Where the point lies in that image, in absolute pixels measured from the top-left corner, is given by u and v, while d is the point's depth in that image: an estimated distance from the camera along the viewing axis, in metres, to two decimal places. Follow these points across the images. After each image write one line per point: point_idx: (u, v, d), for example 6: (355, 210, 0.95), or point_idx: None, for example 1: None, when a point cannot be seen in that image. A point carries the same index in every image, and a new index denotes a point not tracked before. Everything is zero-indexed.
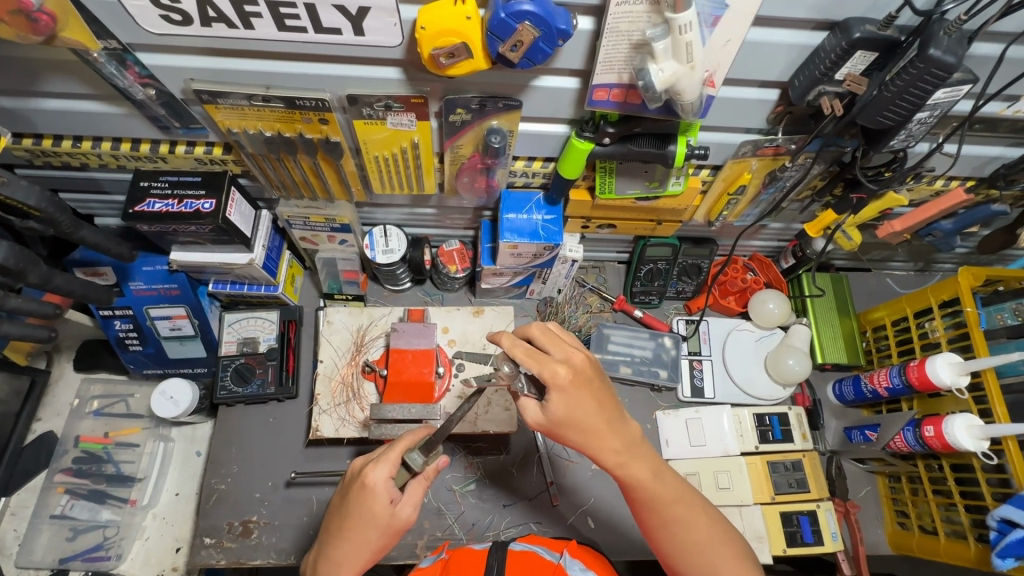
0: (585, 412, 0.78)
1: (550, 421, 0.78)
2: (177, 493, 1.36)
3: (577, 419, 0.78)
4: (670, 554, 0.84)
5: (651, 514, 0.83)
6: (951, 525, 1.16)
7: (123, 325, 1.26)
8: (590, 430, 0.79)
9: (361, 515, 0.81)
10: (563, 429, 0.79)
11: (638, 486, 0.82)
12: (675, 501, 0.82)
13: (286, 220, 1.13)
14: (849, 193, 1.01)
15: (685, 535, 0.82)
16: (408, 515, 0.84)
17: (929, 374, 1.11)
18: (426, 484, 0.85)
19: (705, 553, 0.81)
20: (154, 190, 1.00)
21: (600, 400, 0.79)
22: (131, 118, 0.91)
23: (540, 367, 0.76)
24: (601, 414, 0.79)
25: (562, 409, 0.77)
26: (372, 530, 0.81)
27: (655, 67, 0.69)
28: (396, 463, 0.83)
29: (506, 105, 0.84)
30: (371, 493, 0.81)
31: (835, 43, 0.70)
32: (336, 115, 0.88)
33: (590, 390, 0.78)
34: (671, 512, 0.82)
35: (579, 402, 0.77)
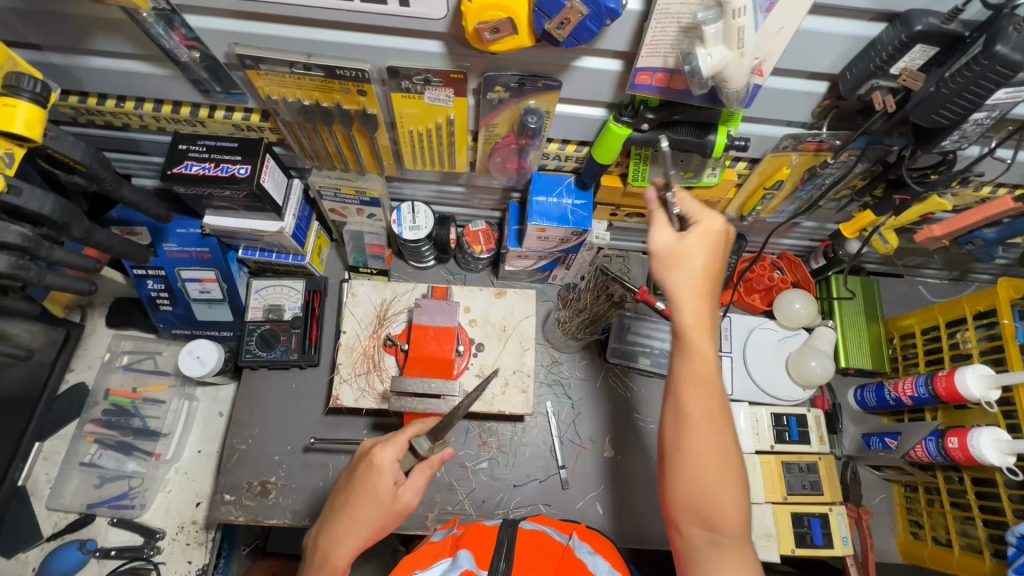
0: (701, 264, 0.82)
1: (675, 246, 0.83)
2: (199, 451, 1.41)
3: (689, 272, 0.82)
4: (678, 447, 0.80)
5: (694, 400, 0.80)
6: (966, 538, 1.14)
7: (155, 285, 1.29)
8: (694, 286, 0.82)
9: (364, 494, 0.86)
10: (675, 257, 0.82)
11: (693, 362, 0.81)
12: (716, 396, 0.80)
13: (316, 190, 1.15)
14: (891, 194, 0.98)
15: (707, 441, 0.79)
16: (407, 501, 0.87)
17: (958, 385, 1.09)
18: (429, 473, 0.87)
19: (707, 471, 0.78)
20: (192, 153, 1.02)
21: (713, 268, 0.83)
22: (174, 80, 0.92)
23: (700, 211, 0.83)
24: (711, 281, 0.83)
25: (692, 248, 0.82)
26: (373, 508, 0.85)
27: (703, 52, 0.67)
28: (403, 446, 0.88)
29: (545, 85, 0.83)
30: (377, 472, 0.86)
31: (893, 36, 0.68)
32: (375, 87, 0.88)
33: (715, 250, 0.84)
34: (707, 412, 0.80)
35: (705, 256, 0.82)
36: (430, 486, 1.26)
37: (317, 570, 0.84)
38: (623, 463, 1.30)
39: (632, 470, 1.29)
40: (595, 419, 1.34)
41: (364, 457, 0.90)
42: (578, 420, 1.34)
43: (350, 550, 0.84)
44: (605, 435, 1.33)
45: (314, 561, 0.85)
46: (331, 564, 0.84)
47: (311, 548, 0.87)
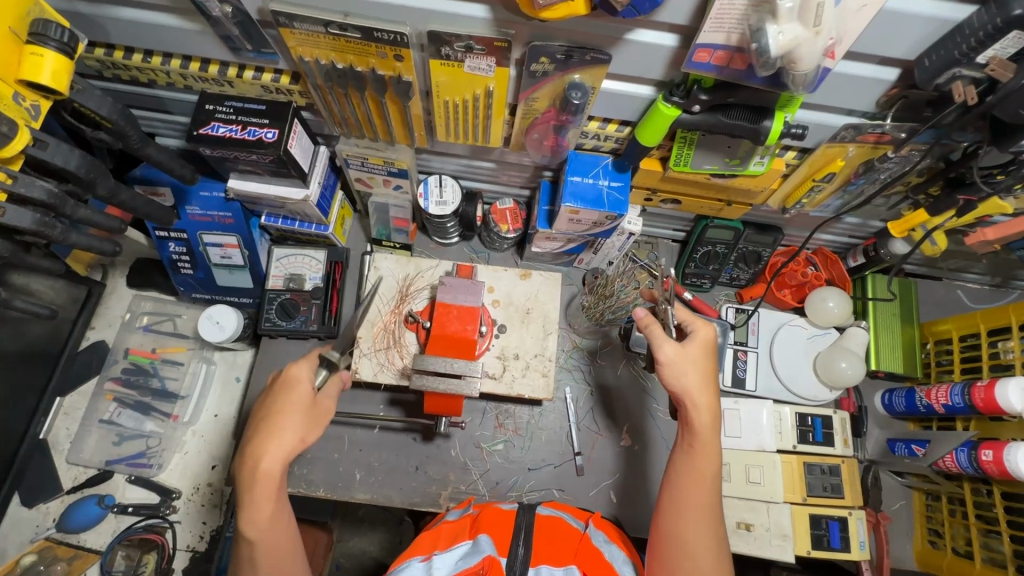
0: (701, 369, 0.94)
1: (679, 354, 0.94)
2: (215, 415, 1.41)
3: (688, 376, 0.93)
4: (676, 537, 0.86)
5: (695, 492, 0.88)
6: (989, 552, 1.11)
7: (176, 248, 1.28)
8: (691, 390, 0.93)
9: (285, 406, 0.88)
10: (688, 365, 0.93)
11: (700, 454, 0.91)
12: (711, 486, 0.90)
13: (343, 159, 1.11)
14: (952, 193, 0.92)
15: (703, 532, 0.86)
16: (328, 407, 0.93)
17: (997, 397, 1.05)
18: (341, 383, 0.95)
19: (696, 560, 0.84)
20: (219, 114, 0.99)
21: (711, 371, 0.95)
22: (204, 36, 0.88)
23: (695, 320, 0.98)
24: (711, 383, 0.94)
25: (693, 354, 0.94)
26: (297, 415, 0.87)
27: (774, 28, 0.62)
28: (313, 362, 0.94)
29: (594, 58, 0.78)
30: (289, 392, 0.89)
31: (985, 20, 0.62)
32: (412, 53, 0.83)
33: (713, 355, 0.97)
34: (702, 500, 0.88)
35: (701, 364, 0.94)
36: (444, 464, 1.25)
37: (254, 486, 0.82)
38: (639, 453, 1.28)
39: (648, 461, 1.27)
40: (614, 408, 1.32)
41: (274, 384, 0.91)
42: (596, 408, 1.32)
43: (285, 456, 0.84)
44: (623, 424, 1.31)
45: (254, 484, 0.82)
46: (268, 476, 0.83)
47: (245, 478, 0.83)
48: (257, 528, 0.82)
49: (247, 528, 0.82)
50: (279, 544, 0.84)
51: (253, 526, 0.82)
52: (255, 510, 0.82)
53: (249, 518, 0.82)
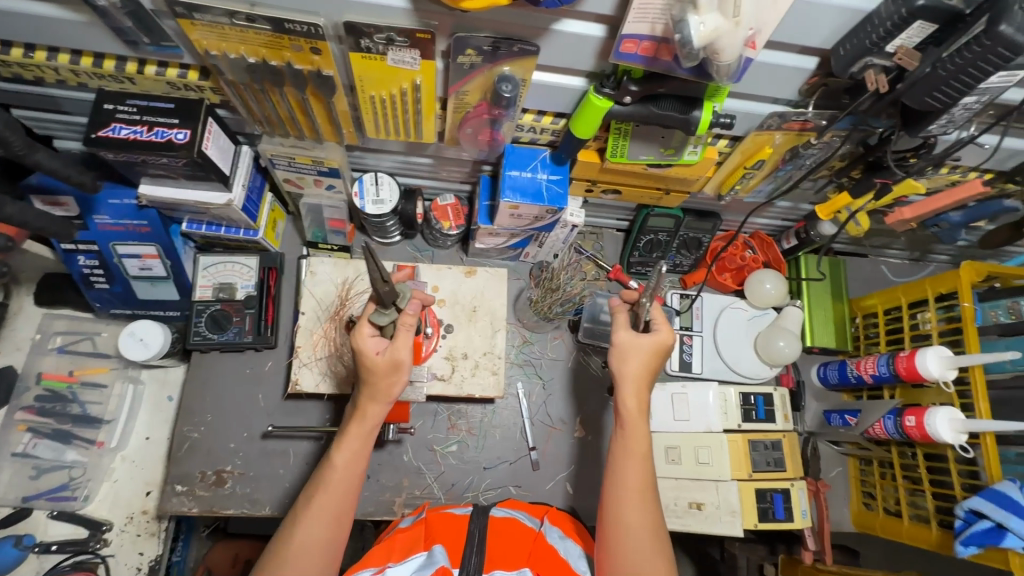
0: (642, 362, 0.97)
1: (627, 341, 0.98)
2: (146, 438, 1.32)
3: (627, 364, 0.97)
4: (617, 522, 0.87)
5: (633, 473, 0.91)
6: (915, 509, 1.19)
7: (87, 261, 1.17)
8: (629, 377, 0.97)
9: (364, 364, 0.90)
10: (633, 356, 0.97)
11: (626, 437, 0.94)
12: (642, 465, 0.92)
13: (268, 159, 1.05)
14: (871, 175, 0.96)
15: (642, 513, 0.87)
16: (403, 359, 0.89)
17: (918, 366, 1.12)
18: (407, 331, 0.89)
19: (632, 539, 0.85)
20: (120, 114, 0.90)
21: (652, 366, 0.98)
22: (93, 28, 0.79)
23: (661, 326, 1.00)
24: (646, 370, 0.98)
25: (644, 345, 0.97)
26: (378, 371, 0.89)
27: (696, 19, 0.62)
28: (371, 322, 0.91)
29: (521, 49, 0.76)
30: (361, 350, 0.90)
31: (892, 10, 0.64)
32: (330, 45, 0.78)
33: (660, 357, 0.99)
34: (634, 482, 0.90)
35: (642, 354, 0.98)
36: (397, 470, 1.22)
37: (348, 425, 0.91)
38: (593, 443, 1.29)
39: (602, 450, 1.28)
40: (567, 399, 1.32)
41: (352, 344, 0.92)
42: (549, 401, 1.32)
43: (381, 405, 0.91)
44: (576, 416, 1.31)
45: (351, 421, 0.92)
46: (362, 414, 0.91)
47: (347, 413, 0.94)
48: (343, 455, 0.89)
49: (336, 454, 0.89)
50: (355, 477, 0.90)
51: (342, 452, 0.89)
52: (347, 439, 0.90)
53: (338, 447, 0.90)
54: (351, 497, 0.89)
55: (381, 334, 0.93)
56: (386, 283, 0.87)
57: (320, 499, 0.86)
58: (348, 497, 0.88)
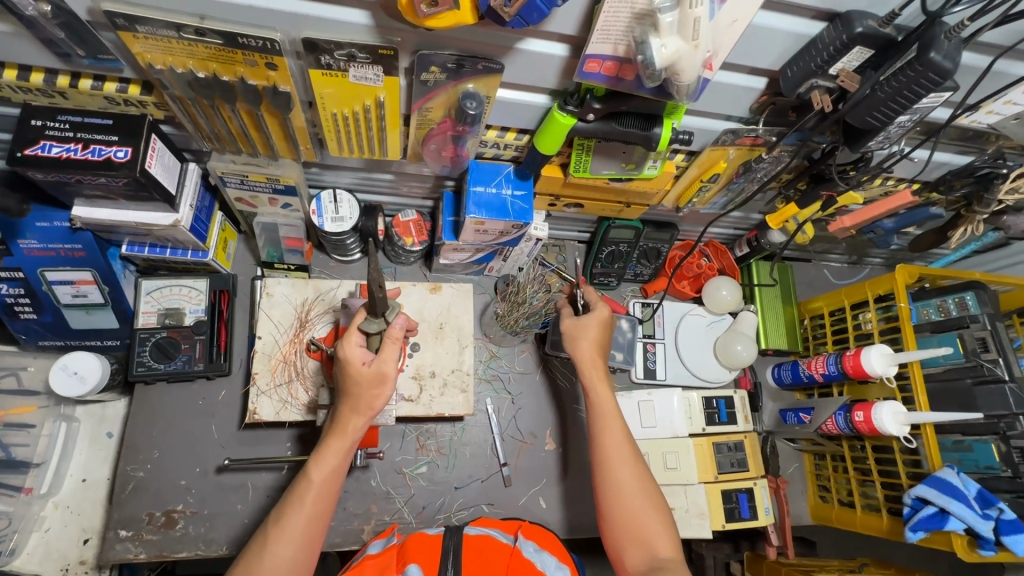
0: (589, 338, 1.09)
1: (575, 323, 1.10)
2: (83, 480, 1.23)
3: (581, 344, 1.08)
4: (610, 490, 0.94)
5: (609, 441, 0.98)
6: (867, 499, 1.26)
7: (10, 290, 1.06)
8: (585, 355, 1.08)
9: (349, 377, 0.87)
10: (580, 335, 1.09)
11: (598, 407, 1.03)
12: (616, 429, 1.00)
13: (218, 177, 0.99)
14: (815, 186, 1.02)
15: (630, 475, 0.94)
16: (388, 371, 0.87)
17: (863, 363, 1.19)
18: (396, 344, 0.88)
19: (626, 501, 0.93)
20: (50, 131, 0.83)
21: (601, 341, 1.09)
22: (19, 39, 0.72)
23: (601, 303, 1.14)
24: (598, 345, 1.08)
25: (586, 321, 1.10)
26: (360, 385, 0.86)
27: (657, 42, 0.64)
28: (357, 331, 0.89)
29: (486, 67, 0.76)
30: (347, 363, 0.86)
31: (834, 36, 0.68)
32: (287, 61, 0.75)
33: (603, 334, 1.10)
34: (615, 448, 0.98)
35: (593, 331, 1.10)
36: (365, 496, 1.18)
37: (330, 435, 0.88)
38: (564, 455, 1.29)
39: (572, 462, 1.29)
40: (536, 412, 1.32)
41: (336, 355, 0.89)
42: (518, 415, 1.31)
43: (363, 418, 0.87)
44: (546, 428, 1.31)
45: (333, 435, 0.88)
46: (345, 429, 0.87)
47: (328, 426, 0.90)
48: (320, 470, 0.85)
49: (314, 469, 0.86)
50: (329, 496, 0.86)
51: (320, 467, 0.85)
52: (327, 452, 0.86)
53: (319, 459, 0.86)
54: (323, 520, 0.85)
55: (367, 346, 0.90)
56: (380, 290, 0.85)
57: (293, 514, 0.83)
58: (319, 518, 0.84)
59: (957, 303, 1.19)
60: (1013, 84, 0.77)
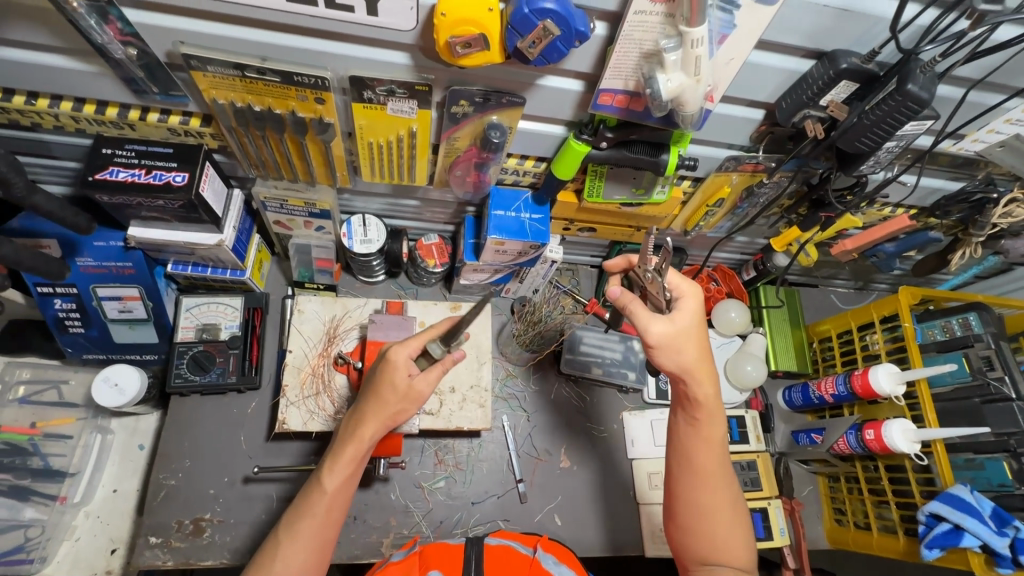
0: (690, 344, 0.86)
1: (671, 329, 0.85)
2: (114, 490, 1.26)
3: (684, 351, 0.86)
4: (700, 506, 0.88)
5: (705, 460, 0.90)
6: (883, 521, 1.26)
7: (64, 304, 1.15)
8: (686, 365, 0.87)
9: (382, 381, 0.89)
10: (679, 341, 0.86)
11: (702, 420, 0.89)
12: (715, 444, 0.90)
13: (261, 201, 1.08)
14: (816, 212, 1.08)
15: (719, 496, 0.89)
16: (423, 391, 0.91)
17: (871, 382, 1.22)
18: (443, 371, 0.91)
19: (713, 521, 0.88)
20: (118, 158, 0.93)
21: (701, 343, 0.87)
22: (103, 78, 0.83)
23: (683, 282, 0.88)
24: (703, 349, 0.88)
25: (685, 326, 0.85)
26: (392, 396, 0.89)
27: (663, 77, 0.72)
28: (419, 348, 0.92)
29: (509, 101, 0.85)
30: (392, 367, 0.89)
31: (822, 71, 0.76)
32: (334, 96, 0.85)
33: (700, 334, 0.88)
34: (713, 468, 0.89)
35: (695, 333, 0.87)
36: (384, 510, 1.21)
37: (348, 442, 0.90)
38: (579, 473, 1.32)
39: (587, 479, 1.31)
40: (551, 430, 1.35)
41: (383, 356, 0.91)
42: (534, 432, 1.34)
43: (378, 427, 0.90)
44: (561, 446, 1.33)
45: (347, 440, 0.90)
46: (359, 437, 0.89)
47: (344, 430, 0.92)
48: (334, 481, 0.88)
49: (326, 478, 0.88)
50: (341, 507, 0.89)
51: (333, 477, 0.88)
52: (341, 462, 0.89)
53: (332, 469, 0.89)
54: (331, 530, 0.88)
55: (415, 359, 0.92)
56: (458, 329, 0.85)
57: (304, 521, 0.86)
58: (331, 526, 0.88)
59: (961, 323, 1.23)
60: (986, 111, 0.83)
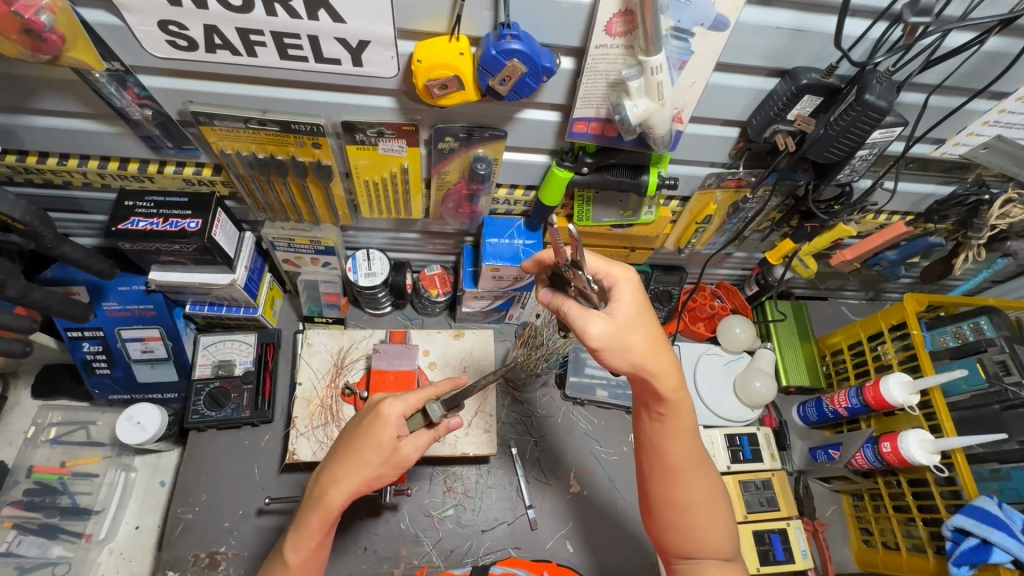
0: (638, 337, 0.75)
1: (612, 326, 0.75)
2: (136, 527, 1.29)
3: (634, 348, 0.76)
4: (673, 500, 0.84)
5: (677, 455, 0.83)
6: (912, 540, 1.20)
7: (91, 347, 1.22)
8: (640, 360, 0.76)
9: (368, 440, 0.83)
10: (624, 339, 0.75)
11: (670, 413, 0.81)
12: (690, 435, 0.84)
13: (270, 242, 1.15)
14: (803, 222, 1.12)
15: (697, 488, 0.83)
16: (408, 457, 0.85)
17: (883, 393, 1.19)
18: (434, 437, 0.87)
19: (693, 518, 0.83)
20: (139, 209, 1.01)
21: (653, 333, 0.77)
22: (123, 137, 0.92)
23: (611, 267, 0.77)
24: (657, 342, 0.77)
25: (626, 321, 0.75)
26: (375, 457, 0.83)
27: (630, 103, 0.76)
28: (414, 407, 0.87)
29: (492, 135, 0.90)
30: (383, 423, 0.84)
31: (785, 88, 0.79)
32: (329, 140, 0.92)
33: (648, 324, 0.76)
34: (688, 461, 0.84)
35: (641, 324, 0.76)
36: (395, 540, 1.21)
37: (313, 509, 0.83)
38: (590, 498, 1.30)
39: (597, 504, 1.29)
40: (560, 455, 1.34)
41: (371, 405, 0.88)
42: (542, 457, 1.33)
43: (344, 492, 0.83)
44: (571, 471, 1.32)
45: (312, 507, 0.84)
46: (326, 504, 0.82)
47: (309, 495, 0.86)
48: (297, 556, 0.83)
49: (289, 552, 0.84)
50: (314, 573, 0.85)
51: (296, 551, 0.83)
52: (302, 537, 0.83)
53: (294, 544, 0.83)
54: None
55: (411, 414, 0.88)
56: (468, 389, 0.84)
57: None
58: None
59: (972, 328, 1.20)
60: (949, 114, 0.86)
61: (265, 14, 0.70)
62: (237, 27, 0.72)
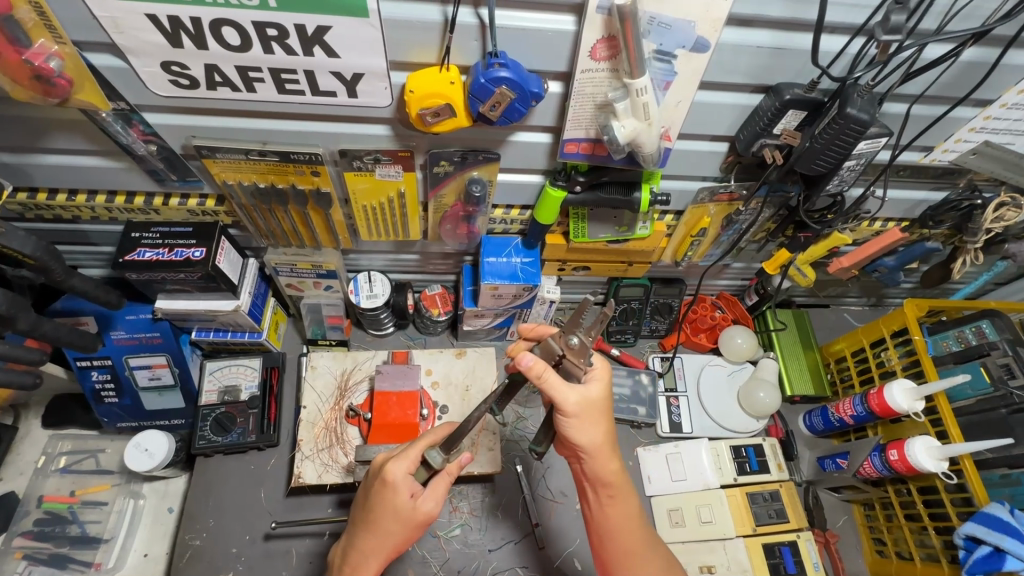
0: (599, 428, 0.82)
1: (585, 400, 0.80)
2: (145, 555, 1.28)
3: (593, 434, 0.83)
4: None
5: (627, 540, 0.89)
6: (925, 549, 1.18)
7: (100, 376, 1.24)
8: (597, 447, 0.83)
9: (384, 507, 0.84)
10: (592, 419, 0.81)
11: (610, 500, 0.88)
12: (633, 519, 0.90)
13: (273, 267, 1.18)
14: (798, 233, 1.14)
15: (652, 565, 0.90)
16: (431, 511, 0.86)
17: (887, 400, 1.18)
18: (449, 480, 0.87)
19: None
20: (145, 240, 1.04)
21: (603, 427, 0.83)
22: (130, 172, 0.95)
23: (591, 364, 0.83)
24: (607, 437, 0.84)
25: (597, 401, 0.81)
26: (395, 522, 0.84)
27: (617, 124, 0.78)
28: (417, 460, 0.86)
29: (485, 157, 0.92)
30: (392, 488, 0.84)
31: (770, 104, 0.81)
32: (327, 168, 0.94)
33: (601, 416, 0.82)
34: (637, 543, 0.90)
35: (600, 419, 0.83)
36: (401, 561, 1.21)
37: None
38: None
39: None
40: (565, 471, 1.34)
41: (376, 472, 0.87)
42: (548, 474, 1.34)
43: (376, 561, 0.87)
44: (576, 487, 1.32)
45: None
46: None
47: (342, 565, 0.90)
48: None
49: None
50: None
51: None
52: None
53: None
54: None
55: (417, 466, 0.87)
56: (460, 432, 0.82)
57: None
58: None
59: (974, 332, 1.20)
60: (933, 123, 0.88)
61: (263, 52, 0.73)
62: (236, 65, 0.74)
